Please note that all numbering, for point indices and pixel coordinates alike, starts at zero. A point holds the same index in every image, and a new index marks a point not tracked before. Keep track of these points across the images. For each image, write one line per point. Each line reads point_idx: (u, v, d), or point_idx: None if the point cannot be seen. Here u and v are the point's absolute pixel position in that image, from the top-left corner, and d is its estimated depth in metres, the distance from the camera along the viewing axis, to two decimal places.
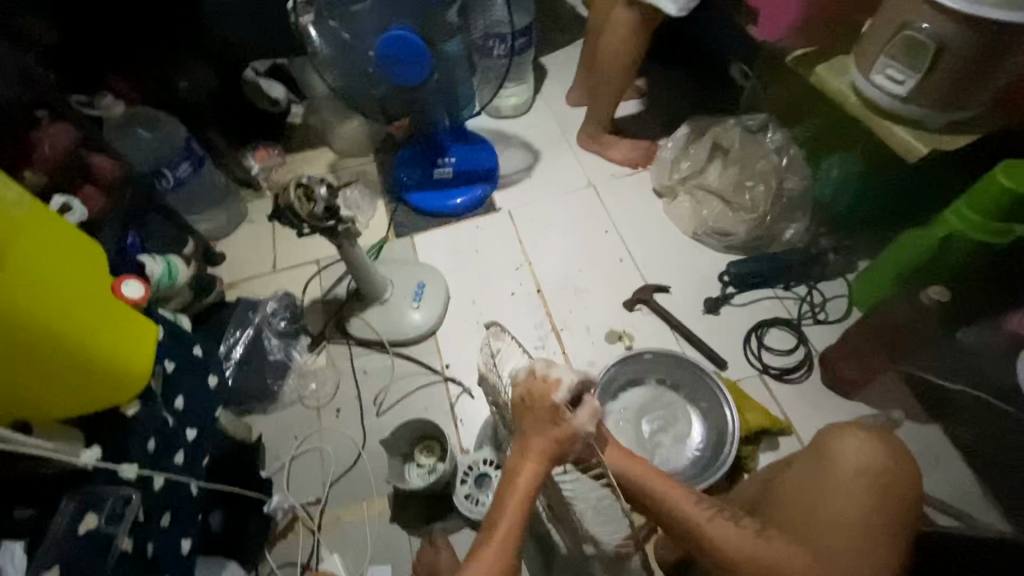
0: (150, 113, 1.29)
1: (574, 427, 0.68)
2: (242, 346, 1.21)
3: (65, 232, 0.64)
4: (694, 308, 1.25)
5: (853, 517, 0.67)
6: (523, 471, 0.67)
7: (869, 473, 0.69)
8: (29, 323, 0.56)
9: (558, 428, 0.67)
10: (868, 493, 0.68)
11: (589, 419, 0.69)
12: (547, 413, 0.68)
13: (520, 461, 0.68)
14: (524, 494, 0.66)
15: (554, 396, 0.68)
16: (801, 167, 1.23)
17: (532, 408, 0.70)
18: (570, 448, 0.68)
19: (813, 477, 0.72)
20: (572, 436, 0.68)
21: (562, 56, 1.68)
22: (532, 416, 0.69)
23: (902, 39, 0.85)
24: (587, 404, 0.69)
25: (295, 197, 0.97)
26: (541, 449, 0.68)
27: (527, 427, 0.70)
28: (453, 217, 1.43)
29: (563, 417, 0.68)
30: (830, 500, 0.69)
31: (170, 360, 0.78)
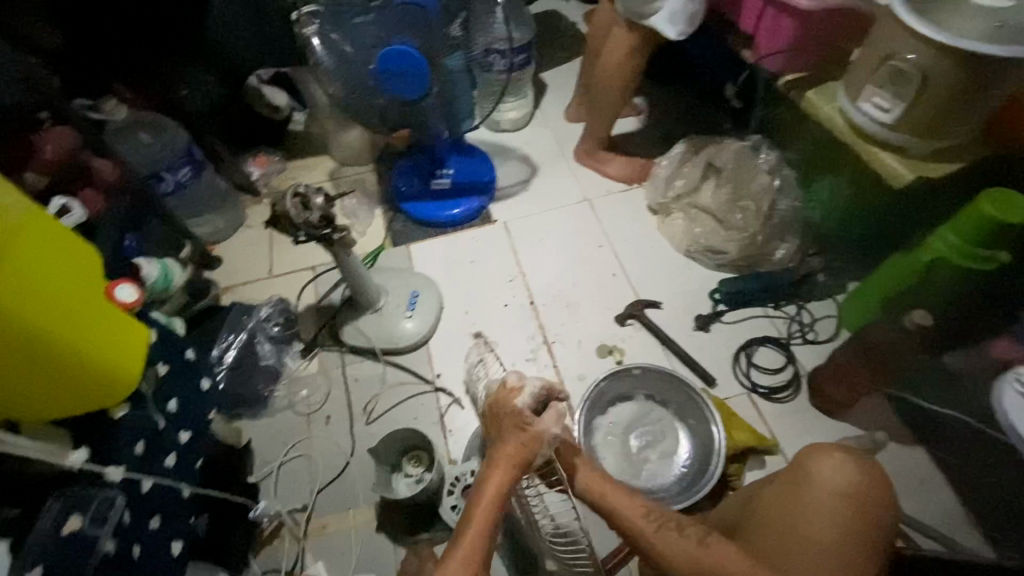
0: (153, 118, 1.31)
1: (538, 431, 0.72)
2: (234, 350, 1.19)
3: (61, 236, 0.65)
4: (685, 325, 1.26)
5: (825, 537, 0.67)
6: (490, 480, 0.69)
7: (845, 495, 0.69)
8: (18, 326, 0.56)
9: (523, 433, 0.72)
10: (843, 515, 0.68)
11: (554, 423, 0.73)
12: (513, 419, 0.73)
13: (489, 471, 0.70)
14: (491, 504, 0.67)
15: (518, 401, 0.75)
16: (792, 188, 1.26)
17: (500, 414, 0.76)
18: (536, 452, 0.71)
19: (789, 498, 0.72)
20: (538, 439, 0.72)
21: (562, 72, 1.71)
22: (501, 424, 0.75)
23: (888, 69, 0.87)
24: (552, 410, 0.74)
25: (292, 204, 0.97)
26: (510, 457, 0.70)
27: (497, 434, 0.75)
28: (449, 228, 1.44)
29: (527, 419, 0.73)
30: (805, 522, 0.69)
31: (162, 364, 0.79)
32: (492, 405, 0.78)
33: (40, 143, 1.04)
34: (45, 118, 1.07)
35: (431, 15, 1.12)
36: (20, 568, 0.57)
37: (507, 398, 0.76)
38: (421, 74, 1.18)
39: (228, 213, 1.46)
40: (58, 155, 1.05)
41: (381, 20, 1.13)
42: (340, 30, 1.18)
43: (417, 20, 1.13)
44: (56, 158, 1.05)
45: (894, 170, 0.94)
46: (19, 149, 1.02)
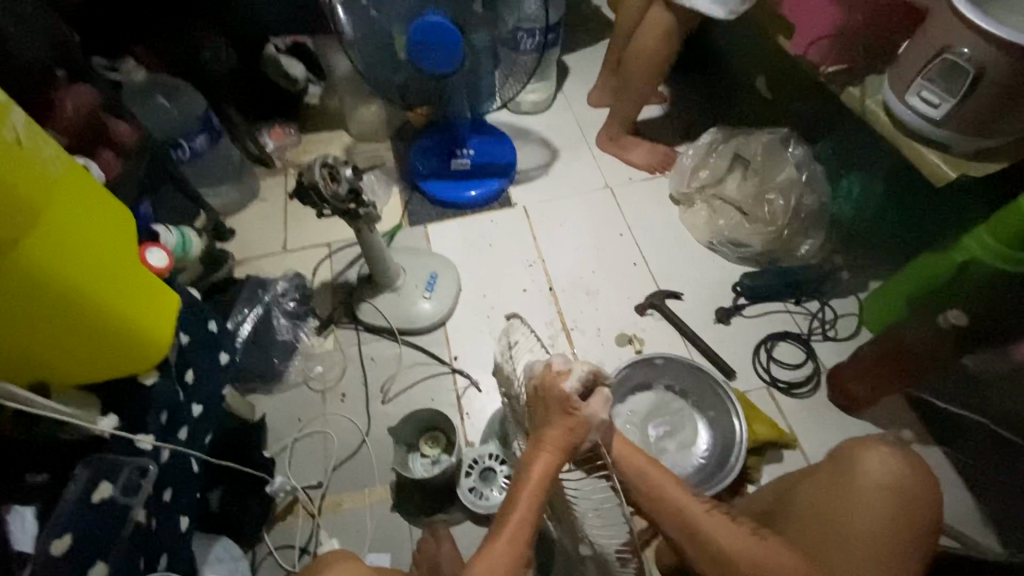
0: (171, 82, 1.28)
1: (586, 417, 0.69)
2: (250, 324, 1.15)
3: (97, 195, 0.62)
4: (705, 317, 1.25)
5: (867, 529, 0.70)
6: (538, 463, 0.68)
7: (889, 488, 0.72)
8: (54, 289, 0.54)
9: (570, 419, 0.69)
10: (886, 508, 0.71)
11: (603, 408, 0.71)
12: (558, 403, 0.69)
13: (535, 453, 0.69)
14: (538, 486, 0.67)
15: (564, 385, 0.70)
16: (820, 183, 1.24)
17: (545, 398, 0.71)
18: (583, 437, 0.70)
19: (832, 489, 0.75)
20: (585, 424, 0.70)
21: (585, 55, 1.67)
22: (545, 408, 0.71)
23: (941, 63, 0.86)
24: (598, 395, 0.72)
25: (319, 174, 0.95)
26: (557, 441, 0.69)
27: (539, 416, 0.72)
28: (467, 210, 1.42)
29: (575, 404, 0.69)
30: (846, 511, 0.72)
31: (185, 332, 0.77)
32: (539, 386, 0.72)
33: (61, 101, 1.01)
34: (61, 76, 1.04)
35: None
36: (49, 537, 0.55)
37: (555, 383, 0.70)
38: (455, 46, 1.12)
39: (242, 183, 1.42)
40: (78, 114, 1.02)
41: None
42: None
43: None
44: (76, 116, 1.02)
45: (935, 167, 0.94)
46: (40, 107, 1.00)
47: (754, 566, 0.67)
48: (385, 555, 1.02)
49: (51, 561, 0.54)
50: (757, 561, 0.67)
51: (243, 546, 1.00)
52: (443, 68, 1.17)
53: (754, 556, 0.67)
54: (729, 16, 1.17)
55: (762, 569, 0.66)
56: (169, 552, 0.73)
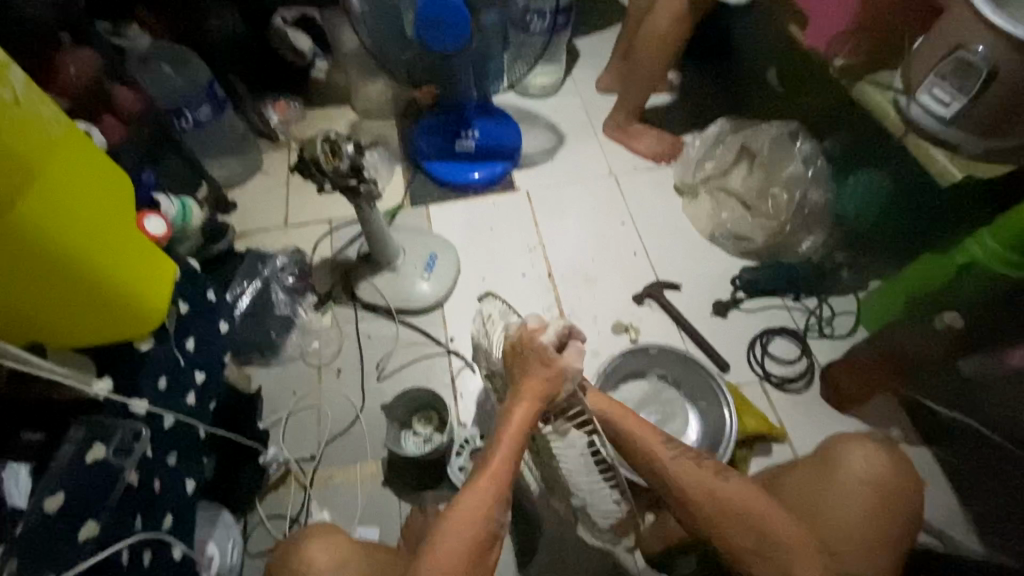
0: (176, 50, 1.27)
1: (562, 366, 0.74)
2: (248, 297, 1.17)
3: (92, 159, 0.62)
4: (702, 309, 1.25)
5: (848, 519, 0.72)
6: (517, 411, 0.70)
7: (872, 484, 0.73)
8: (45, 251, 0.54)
9: (546, 368, 0.73)
10: (867, 502, 0.72)
11: (577, 359, 0.76)
12: (536, 355, 0.74)
13: (514, 403, 0.71)
14: (518, 432, 0.69)
15: (541, 338, 0.76)
16: (826, 179, 1.23)
17: (523, 351, 0.75)
18: (559, 388, 0.74)
19: (815, 481, 0.76)
20: (561, 374, 0.74)
21: (597, 40, 1.65)
22: (522, 362, 0.75)
23: (954, 60, 0.84)
24: (573, 347, 0.77)
25: (320, 149, 0.95)
26: (535, 389, 0.72)
27: (518, 369, 0.75)
28: (469, 192, 1.41)
29: (551, 355, 0.74)
30: (831, 503, 0.73)
31: (184, 301, 0.78)
32: (517, 340, 0.77)
33: (62, 63, 0.99)
34: (65, 39, 1.02)
35: None
36: (41, 493, 0.57)
37: (532, 334, 0.76)
38: (461, 23, 1.10)
39: (246, 156, 1.42)
40: (81, 78, 1.01)
41: None
42: None
43: None
44: (79, 81, 1.01)
45: (943, 167, 0.94)
46: (40, 66, 0.97)
47: (720, 504, 0.70)
48: (373, 528, 1.04)
49: (41, 519, 0.56)
50: (718, 493, 0.71)
51: (235, 513, 1.02)
52: (449, 45, 1.16)
53: (723, 493, 0.71)
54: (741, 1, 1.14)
55: (722, 503, 0.70)
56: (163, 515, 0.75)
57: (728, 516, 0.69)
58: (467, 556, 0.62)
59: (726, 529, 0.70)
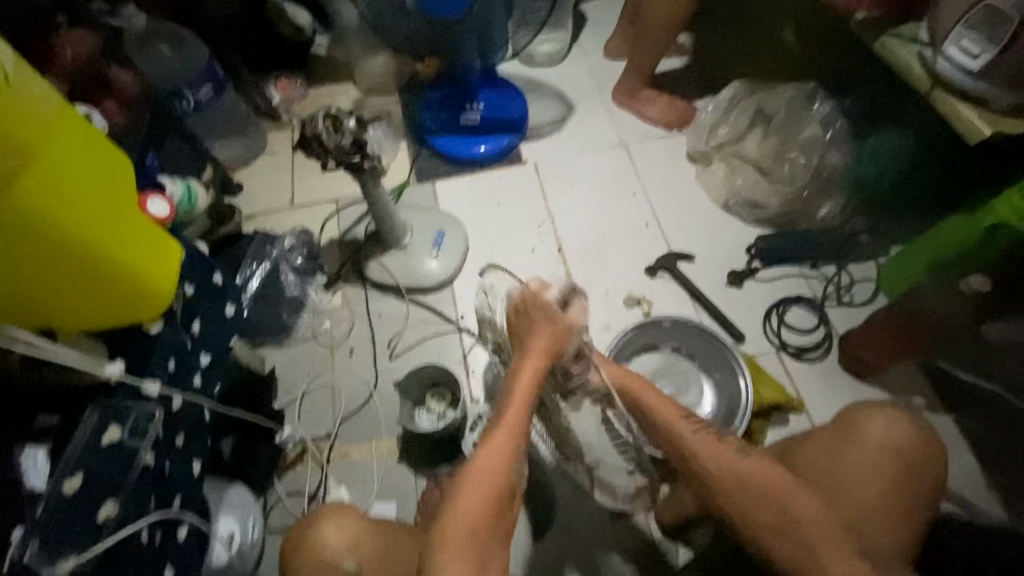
0: (172, 29, 1.25)
1: (568, 322, 0.76)
2: (258, 279, 1.12)
3: (92, 139, 0.61)
4: (717, 279, 1.23)
5: (870, 489, 0.70)
6: (528, 364, 0.71)
7: (892, 452, 0.72)
8: (51, 234, 0.54)
9: (552, 324, 0.75)
10: (888, 470, 0.71)
11: (581, 315, 0.78)
12: (542, 312, 0.77)
13: (524, 357, 0.72)
14: (529, 387, 0.69)
15: (546, 297, 0.78)
16: (845, 141, 1.18)
17: (529, 311, 0.78)
18: (568, 342, 0.75)
19: (834, 451, 0.75)
20: (567, 331, 0.75)
21: (603, 4, 1.58)
22: (529, 319, 0.77)
23: (983, 9, 0.82)
24: (577, 304, 0.79)
25: (322, 126, 0.93)
26: (544, 345, 0.73)
27: (526, 328, 0.77)
28: (475, 167, 1.39)
29: (556, 312, 0.77)
30: (852, 473, 0.72)
31: (191, 284, 0.78)
32: (521, 301, 0.79)
33: (60, 46, 0.99)
34: (63, 22, 1.02)
35: None
36: (60, 474, 0.58)
37: (536, 294, 0.78)
38: None
39: (250, 137, 1.41)
40: (78, 60, 1.00)
41: None
42: None
43: None
44: (76, 63, 1.00)
45: (971, 124, 0.86)
46: (39, 51, 0.97)
47: (745, 486, 0.69)
48: (390, 503, 1.05)
49: (62, 501, 0.57)
50: (740, 472, 0.70)
51: (254, 491, 1.04)
52: (453, 12, 1.14)
53: (745, 467, 0.70)
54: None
55: (750, 484, 0.69)
56: (183, 494, 0.76)
57: (760, 501, 0.68)
58: (487, 509, 0.60)
59: (755, 517, 0.68)
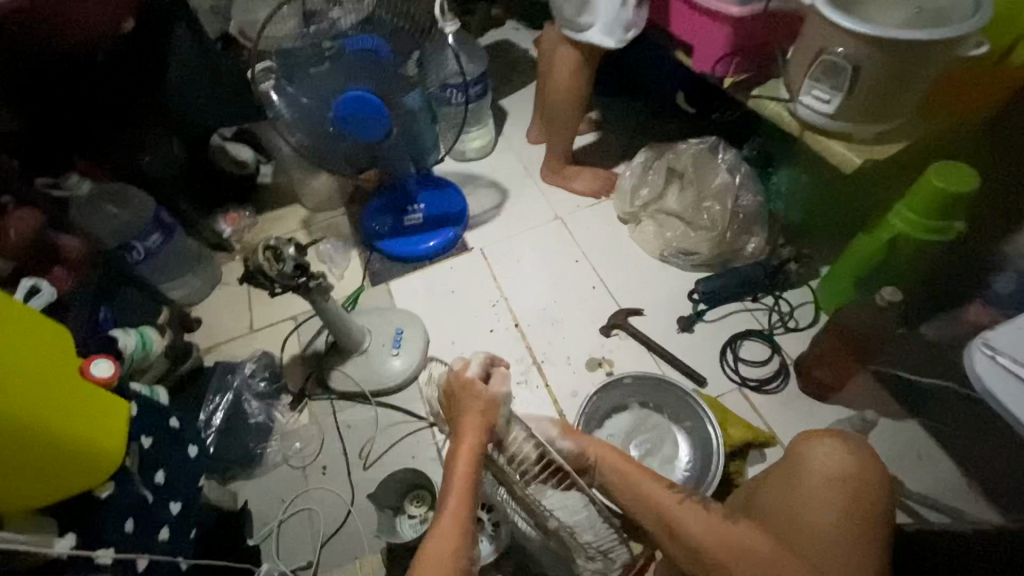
0: (119, 188, 1.29)
1: (492, 395, 0.72)
2: (222, 411, 1.19)
3: (30, 322, 0.71)
4: (669, 328, 1.27)
5: (828, 523, 0.71)
6: (462, 452, 0.70)
7: (836, 479, 0.74)
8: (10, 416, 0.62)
9: (479, 400, 0.72)
10: (839, 498, 0.73)
11: (502, 383, 0.73)
12: (466, 392, 0.73)
13: (458, 442, 0.71)
14: (467, 470, 0.70)
15: (467, 374, 0.75)
16: (753, 183, 1.29)
17: (456, 392, 0.74)
18: (497, 415, 0.71)
19: (788, 490, 0.76)
20: (493, 402, 0.72)
21: (519, 97, 1.73)
22: (458, 403, 0.74)
23: (823, 63, 0.92)
24: (497, 373, 0.75)
25: (263, 257, 0.97)
26: (474, 425, 0.71)
27: (457, 410, 0.75)
28: (426, 261, 1.45)
29: (480, 388, 0.73)
30: (808, 509, 0.73)
31: (147, 436, 0.82)
32: (446, 382, 0.76)
33: (4, 228, 1.05)
34: (8, 202, 1.08)
35: (384, 58, 1.17)
36: None
37: (457, 374, 0.75)
38: (382, 118, 1.21)
39: (202, 272, 1.43)
40: (22, 238, 1.06)
41: (336, 67, 1.17)
42: (297, 82, 1.20)
43: (371, 67, 1.17)
44: (20, 241, 1.06)
45: (841, 155, 1.00)
46: None
47: (726, 549, 0.69)
48: None
49: None
50: (727, 539, 0.70)
51: None
52: (372, 135, 1.25)
53: (733, 539, 0.70)
54: (619, 44, 1.17)
55: (730, 547, 0.69)
56: None
57: (735, 559, 0.68)
58: None
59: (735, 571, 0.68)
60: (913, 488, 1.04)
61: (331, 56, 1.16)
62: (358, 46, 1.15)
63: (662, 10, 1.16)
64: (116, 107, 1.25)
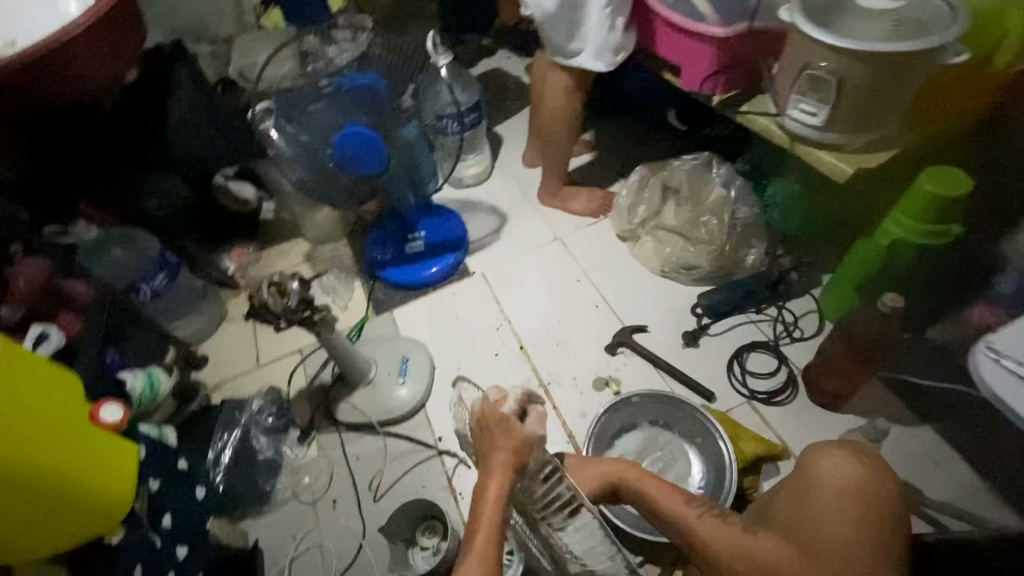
0: (127, 232, 1.31)
1: (527, 435, 0.72)
2: (230, 449, 1.17)
3: (44, 370, 0.73)
4: (674, 343, 1.27)
5: (843, 537, 0.70)
6: (491, 487, 0.70)
7: (851, 491, 0.73)
8: (25, 473, 0.64)
9: (511, 438, 0.72)
10: (849, 511, 0.71)
11: (540, 425, 0.73)
12: (499, 427, 0.73)
13: (487, 478, 0.71)
14: (495, 509, 0.68)
15: (504, 410, 0.75)
16: (748, 196, 1.30)
17: (489, 428, 0.75)
18: (530, 457, 0.72)
19: (799, 501, 0.76)
20: (527, 443, 0.72)
21: (513, 122, 1.77)
22: (489, 436, 0.74)
23: (806, 78, 0.94)
24: (534, 413, 0.75)
25: (268, 293, 0.98)
26: (504, 463, 0.71)
27: (487, 446, 0.74)
28: (429, 287, 1.46)
29: (515, 426, 0.73)
30: (821, 521, 0.72)
31: (155, 478, 0.83)
32: (479, 419, 0.76)
33: (14, 277, 1.08)
34: (17, 251, 1.11)
35: (380, 93, 1.21)
36: None
37: (493, 410, 0.75)
38: (379, 152, 1.22)
39: (208, 310, 1.44)
40: (31, 287, 1.08)
41: (333, 103, 1.20)
42: (294, 120, 1.21)
43: (367, 103, 1.21)
44: (30, 290, 1.08)
45: (835, 166, 1.00)
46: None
47: (746, 559, 0.70)
48: None
49: None
50: (747, 549, 0.71)
51: None
52: (370, 170, 1.25)
53: (750, 550, 0.70)
54: (609, 68, 1.19)
55: (751, 558, 0.70)
56: None
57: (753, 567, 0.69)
58: None
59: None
60: (933, 496, 1.02)
61: (329, 94, 1.19)
62: (353, 83, 1.20)
63: (647, 34, 1.19)
64: (120, 154, 1.26)
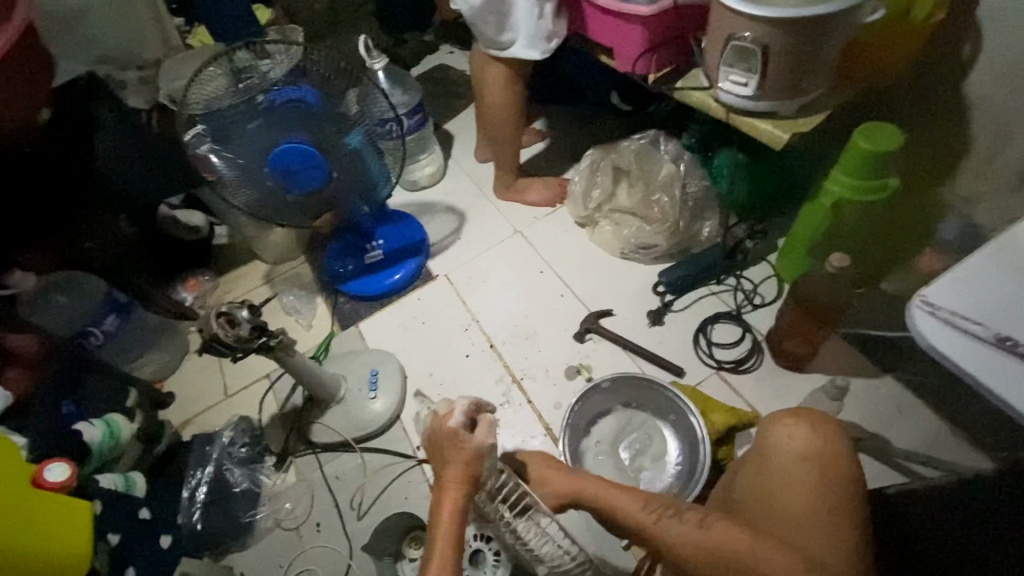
0: (68, 276, 1.24)
1: (477, 446, 0.70)
2: (206, 485, 1.14)
3: None
4: (640, 324, 1.28)
5: (807, 508, 0.71)
6: (446, 504, 0.68)
7: (804, 457, 0.75)
8: None
9: (461, 452, 0.70)
10: (810, 479, 0.73)
11: (490, 433, 0.71)
12: (449, 442, 0.70)
13: (441, 493, 0.69)
14: (452, 527, 0.67)
15: (450, 423, 0.72)
16: (698, 170, 1.30)
17: (440, 443, 0.72)
18: (483, 468, 0.70)
19: (762, 474, 0.77)
20: (478, 453, 0.70)
21: (463, 118, 1.74)
22: (441, 453, 0.71)
23: (733, 49, 0.94)
24: (483, 422, 0.72)
25: (217, 325, 0.94)
26: (457, 476, 0.69)
27: (440, 462, 0.72)
28: (393, 296, 1.44)
29: (464, 439, 0.70)
30: (780, 496, 0.74)
31: (114, 533, 0.86)
32: (431, 434, 0.73)
33: None
34: None
35: (313, 105, 1.15)
36: None
37: (441, 424, 0.72)
38: (320, 164, 1.19)
39: (168, 344, 1.40)
40: None
41: (266, 122, 1.15)
42: (230, 145, 1.17)
43: (302, 117, 1.16)
44: None
45: (771, 132, 1.02)
46: None
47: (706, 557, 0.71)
48: None
49: None
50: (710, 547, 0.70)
51: None
52: (313, 184, 1.22)
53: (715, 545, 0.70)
54: (545, 55, 1.18)
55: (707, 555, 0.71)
56: None
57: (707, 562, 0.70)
58: None
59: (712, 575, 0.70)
60: (898, 446, 1.05)
61: (263, 111, 1.13)
62: (283, 97, 1.13)
63: (578, 18, 1.17)
64: (55, 193, 1.18)
